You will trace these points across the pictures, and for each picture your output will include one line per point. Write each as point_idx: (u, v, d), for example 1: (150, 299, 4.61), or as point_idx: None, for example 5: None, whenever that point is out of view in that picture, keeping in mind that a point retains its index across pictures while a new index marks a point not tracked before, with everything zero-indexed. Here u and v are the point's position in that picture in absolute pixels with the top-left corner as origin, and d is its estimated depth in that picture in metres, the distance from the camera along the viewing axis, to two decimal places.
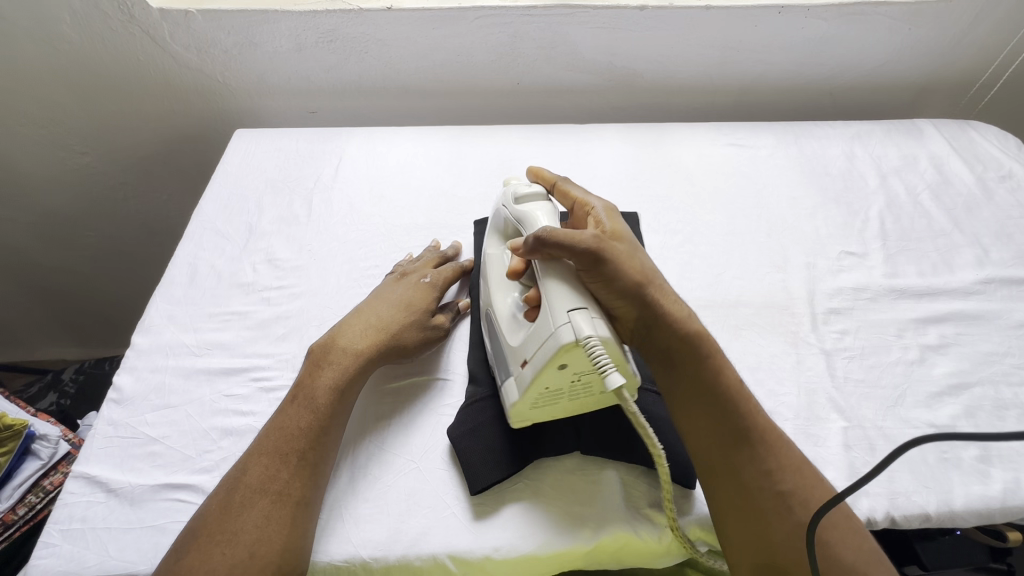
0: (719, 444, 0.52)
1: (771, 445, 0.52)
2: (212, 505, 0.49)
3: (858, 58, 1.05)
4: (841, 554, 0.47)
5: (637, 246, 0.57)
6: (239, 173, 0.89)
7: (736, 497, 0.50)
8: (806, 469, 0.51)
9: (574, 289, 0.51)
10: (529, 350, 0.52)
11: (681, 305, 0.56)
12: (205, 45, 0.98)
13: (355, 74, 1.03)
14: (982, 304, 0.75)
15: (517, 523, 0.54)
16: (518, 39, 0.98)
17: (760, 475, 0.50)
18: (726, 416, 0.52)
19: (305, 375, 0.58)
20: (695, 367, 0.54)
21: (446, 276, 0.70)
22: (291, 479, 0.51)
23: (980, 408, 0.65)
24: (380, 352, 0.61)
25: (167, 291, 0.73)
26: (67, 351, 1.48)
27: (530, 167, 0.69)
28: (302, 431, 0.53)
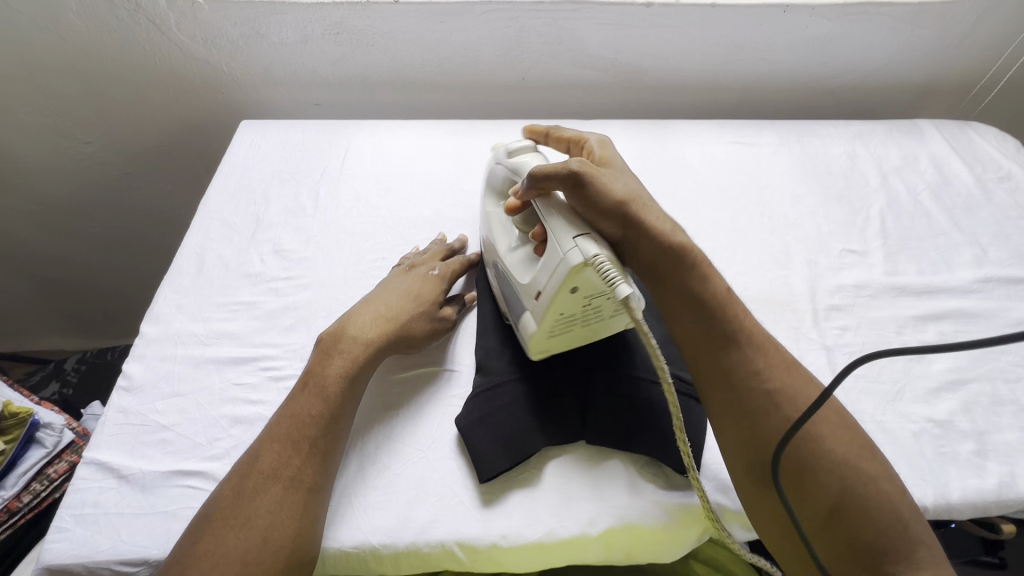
0: (712, 350, 0.54)
1: (757, 347, 0.54)
2: (224, 491, 0.50)
3: (860, 59, 1.06)
4: (827, 445, 0.49)
5: (625, 171, 0.62)
6: (245, 165, 0.89)
7: (726, 401, 0.53)
8: (796, 374, 0.52)
9: (570, 222, 0.53)
10: (540, 283, 0.54)
11: (670, 222, 0.59)
12: (212, 36, 0.98)
13: (360, 67, 1.03)
14: (980, 303, 0.76)
15: (524, 511, 0.55)
16: (525, 34, 0.98)
17: (751, 381, 0.52)
18: (716, 322, 0.55)
19: (317, 363, 0.58)
20: (687, 279, 0.56)
21: (452, 267, 0.71)
22: (303, 465, 0.51)
23: (977, 403, 0.66)
24: (390, 342, 0.61)
25: (175, 280, 0.73)
26: (74, 341, 1.48)
27: (526, 124, 0.73)
28: (314, 418, 0.54)
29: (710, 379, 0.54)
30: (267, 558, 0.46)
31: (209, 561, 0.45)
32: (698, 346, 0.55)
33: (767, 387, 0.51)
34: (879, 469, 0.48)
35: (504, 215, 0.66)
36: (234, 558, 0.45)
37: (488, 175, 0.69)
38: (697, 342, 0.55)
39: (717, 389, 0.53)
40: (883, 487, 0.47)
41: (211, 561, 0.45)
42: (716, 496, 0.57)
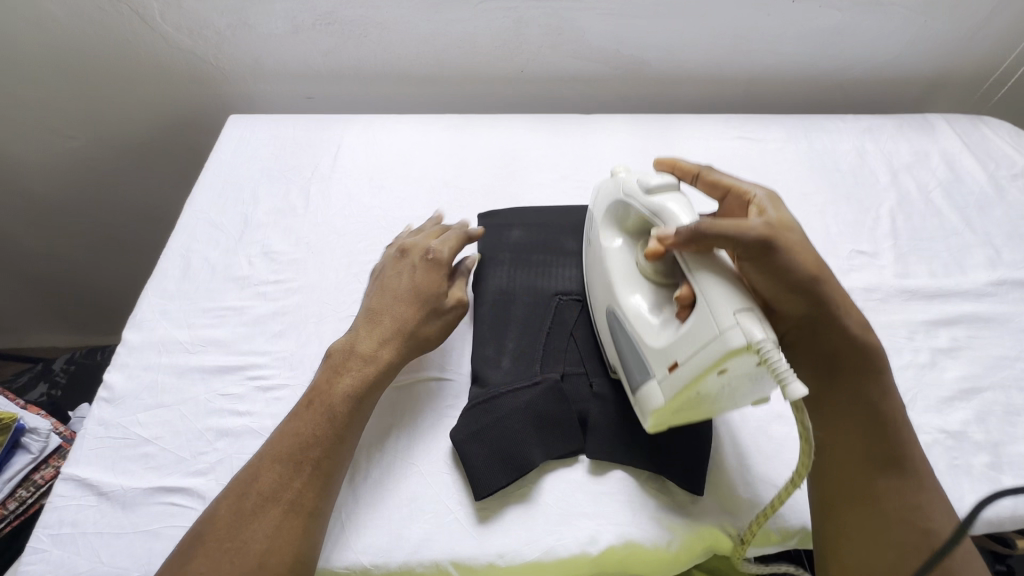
0: (862, 457, 0.51)
1: (916, 474, 0.50)
2: (218, 511, 0.47)
3: (870, 51, 1.02)
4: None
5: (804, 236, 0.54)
6: (233, 162, 0.86)
7: (860, 514, 0.49)
8: (939, 504, 0.49)
9: (735, 290, 0.46)
10: (681, 353, 0.48)
11: (855, 310, 0.55)
12: (198, 26, 0.94)
13: (353, 59, 0.99)
14: (993, 307, 0.74)
15: (520, 528, 0.53)
16: (523, 25, 0.95)
17: (901, 503, 0.48)
18: (874, 432, 0.51)
19: (323, 378, 0.56)
20: (853, 372, 0.53)
21: (451, 253, 0.66)
22: (304, 488, 0.49)
23: (991, 413, 0.64)
24: (397, 353, 0.59)
25: (159, 284, 0.70)
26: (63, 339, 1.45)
27: (662, 156, 0.64)
28: (319, 438, 0.51)
29: (848, 489, 0.50)
30: None
31: None
32: (856, 454, 0.51)
33: (911, 506, 0.48)
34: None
35: (629, 261, 0.58)
36: None
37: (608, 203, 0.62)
38: (847, 445, 0.52)
39: (845, 500, 0.50)
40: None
41: None
42: (721, 513, 0.54)
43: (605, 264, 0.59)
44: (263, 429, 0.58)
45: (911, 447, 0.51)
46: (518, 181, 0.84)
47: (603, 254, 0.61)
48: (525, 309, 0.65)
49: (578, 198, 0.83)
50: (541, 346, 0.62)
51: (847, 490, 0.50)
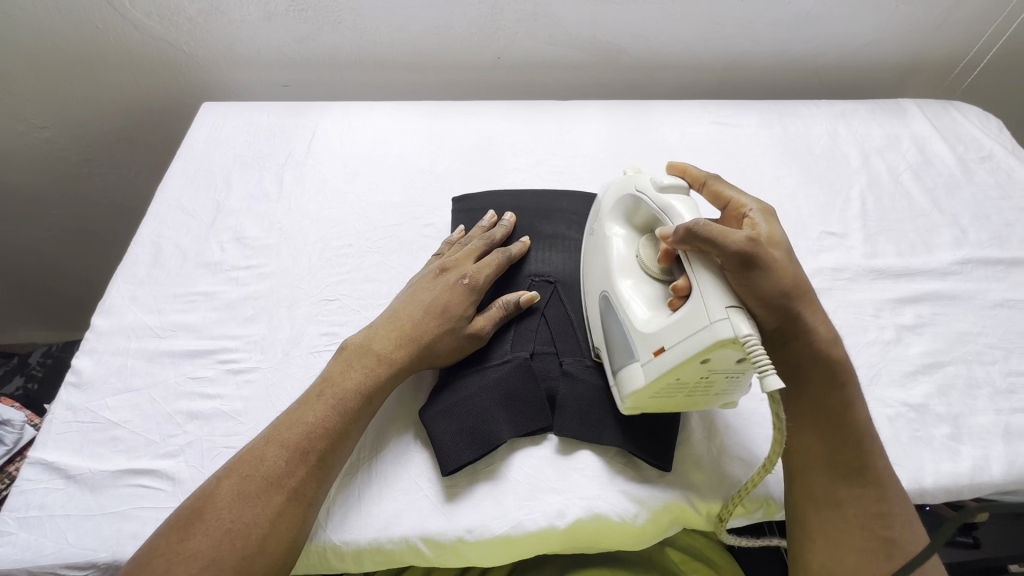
0: (828, 464, 0.51)
1: (883, 485, 0.50)
2: (218, 489, 0.47)
3: (843, 37, 1.03)
4: None
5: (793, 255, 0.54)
6: (206, 149, 0.85)
7: (826, 520, 0.50)
8: (908, 523, 0.49)
9: (725, 288, 0.48)
10: (671, 339, 0.49)
11: (830, 325, 0.54)
12: (168, 13, 0.93)
13: (328, 45, 0.99)
14: (958, 285, 0.75)
15: (488, 504, 0.53)
16: (499, 11, 0.95)
17: (867, 516, 0.49)
18: (840, 443, 0.51)
19: (337, 370, 0.56)
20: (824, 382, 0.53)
21: (490, 277, 0.63)
22: (307, 477, 0.49)
23: (952, 387, 0.66)
24: (406, 365, 0.58)
25: (129, 270, 0.70)
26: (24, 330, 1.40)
27: (675, 161, 0.66)
28: (327, 430, 0.52)
29: (813, 494, 0.51)
30: (260, 568, 0.45)
31: (181, 565, 0.43)
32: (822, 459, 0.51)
33: (877, 517, 0.49)
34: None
35: (628, 251, 0.59)
36: (225, 565, 0.44)
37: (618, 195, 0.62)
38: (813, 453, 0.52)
39: (813, 506, 0.51)
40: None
41: (183, 565, 0.43)
42: (688, 487, 0.55)
43: (604, 255, 0.60)
44: (233, 411, 0.58)
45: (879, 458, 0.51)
46: (493, 166, 0.84)
47: (603, 241, 0.61)
48: (498, 291, 0.66)
49: (552, 182, 0.83)
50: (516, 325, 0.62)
51: (817, 503, 0.51)
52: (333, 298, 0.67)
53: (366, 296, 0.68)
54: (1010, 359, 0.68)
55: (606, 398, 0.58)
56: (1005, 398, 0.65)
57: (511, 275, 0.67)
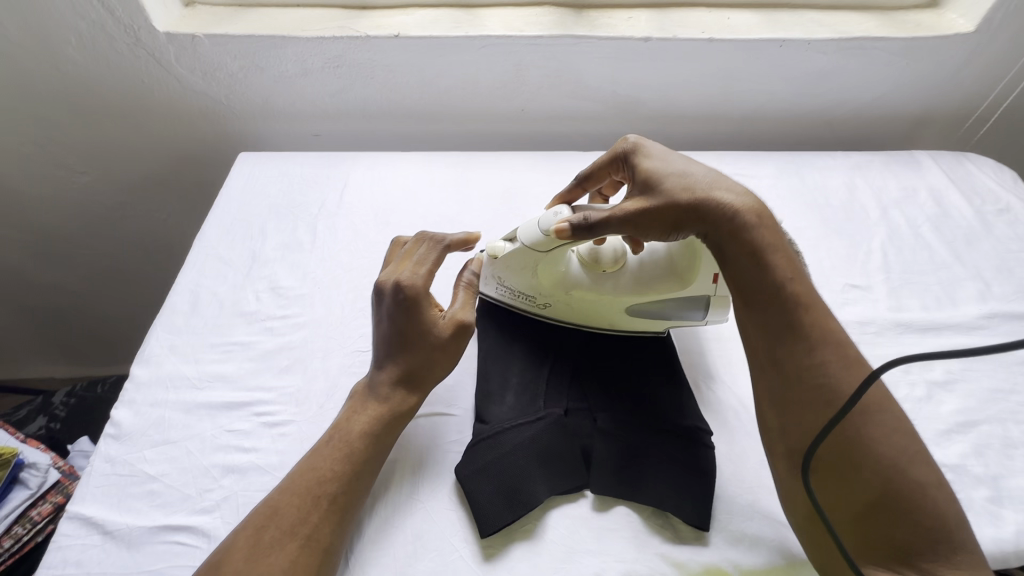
0: (765, 335, 0.53)
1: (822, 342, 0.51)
2: (237, 541, 0.48)
3: (855, 92, 1.07)
4: (877, 449, 0.47)
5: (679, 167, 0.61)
6: (243, 199, 0.88)
7: (774, 390, 0.52)
8: (852, 367, 0.50)
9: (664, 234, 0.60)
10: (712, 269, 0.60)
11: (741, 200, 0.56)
12: (211, 69, 0.98)
13: (360, 99, 1.03)
14: (986, 339, 0.76)
15: (525, 566, 0.53)
16: (524, 68, 0.99)
17: (804, 369, 0.51)
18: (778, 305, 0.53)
19: (342, 417, 0.57)
20: (745, 255, 0.54)
21: (430, 278, 0.61)
22: (320, 524, 0.50)
23: (989, 446, 0.65)
24: (407, 402, 0.59)
25: (168, 319, 0.71)
26: (83, 366, 1.51)
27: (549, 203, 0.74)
28: (336, 475, 0.52)
29: (769, 376, 0.52)
30: None
31: None
32: (762, 331, 0.53)
33: (811, 368, 0.50)
34: (936, 481, 0.47)
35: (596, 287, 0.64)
36: None
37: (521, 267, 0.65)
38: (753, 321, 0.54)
39: (773, 383, 0.52)
40: (934, 501, 0.46)
41: None
42: (727, 550, 0.54)
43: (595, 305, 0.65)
44: (269, 465, 0.58)
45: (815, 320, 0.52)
46: (520, 217, 0.86)
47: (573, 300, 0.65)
48: (526, 348, 0.66)
49: None
50: (542, 381, 0.63)
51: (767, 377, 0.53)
52: (366, 350, 0.68)
53: None
54: None
55: (638, 455, 0.58)
56: None
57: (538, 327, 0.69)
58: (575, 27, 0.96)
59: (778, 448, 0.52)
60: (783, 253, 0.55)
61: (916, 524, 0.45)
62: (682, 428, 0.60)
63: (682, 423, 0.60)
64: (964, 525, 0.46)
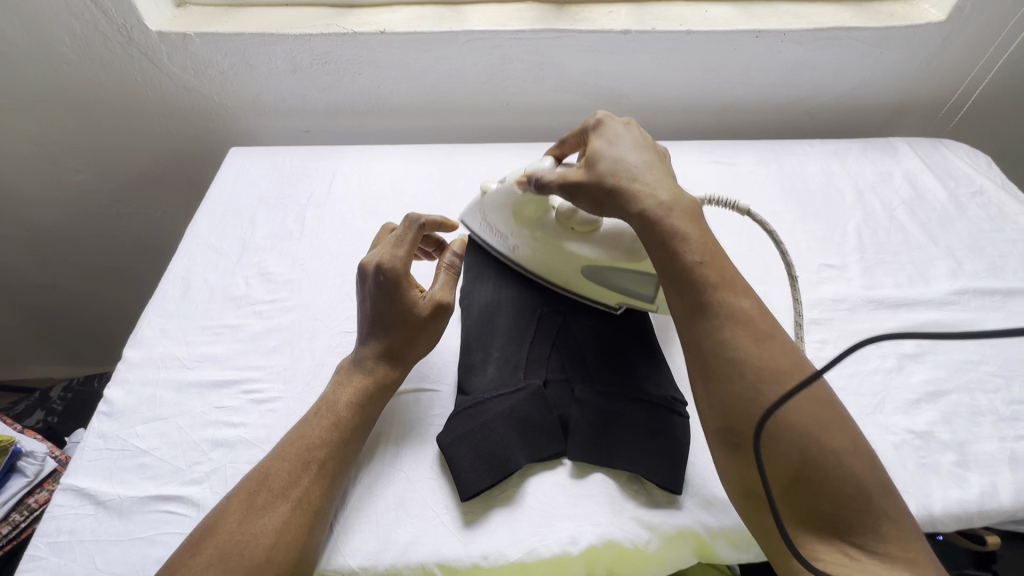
0: (680, 310, 0.55)
1: (738, 318, 0.52)
2: (230, 505, 0.50)
3: (832, 82, 1.10)
4: (794, 419, 0.48)
5: (617, 149, 0.64)
6: (234, 191, 0.90)
7: (693, 361, 0.53)
8: (768, 343, 0.50)
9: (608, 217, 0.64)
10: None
11: (660, 186, 0.59)
12: (202, 67, 1.01)
13: (349, 94, 1.06)
14: (956, 314, 0.78)
15: (504, 530, 0.54)
16: (507, 61, 1.02)
17: (718, 343, 0.51)
18: (688, 283, 0.54)
19: (330, 389, 0.59)
20: (657, 236, 0.56)
21: (411, 259, 0.62)
22: (310, 487, 0.52)
23: (956, 414, 0.67)
24: (390, 375, 0.60)
25: (160, 305, 0.74)
26: (79, 365, 1.53)
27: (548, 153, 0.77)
28: (324, 442, 0.54)
29: (690, 346, 0.53)
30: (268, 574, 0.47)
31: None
32: (681, 305, 0.54)
33: (726, 341, 0.51)
34: (855, 448, 0.48)
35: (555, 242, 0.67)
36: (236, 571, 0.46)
37: (501, 211, 0.72)
38: (670, 299, 0.56)
39: (692, 353, 0.53)
40: (852, 469, 0.47)
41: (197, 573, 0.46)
42: (699, 513, 0.56)
43: (553, 262, 0.68)
44: (257, 439, 0.60)
45: (733, 297, 0.53)
46: None
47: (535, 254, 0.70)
48: (506, 323, 0.68)
49: None
50: (521, 355, 0.65)
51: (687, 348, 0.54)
52: (351, 330, 0.70)
53: None
54: (1013, 387, 0.69)
55: (613, 424, 0.60)
56: (1009, 425, 0.66)
57: (517, 301, 0.71)
58: (556, 21, 0.99)
59: (711, 424, 0.51)
60: (701, 235, 0.56)
61: (839, 495, 0.46)
62: (655, 396, 0.62)
63: (654, 393, 0.62)
64: (887, 491, 0.47)
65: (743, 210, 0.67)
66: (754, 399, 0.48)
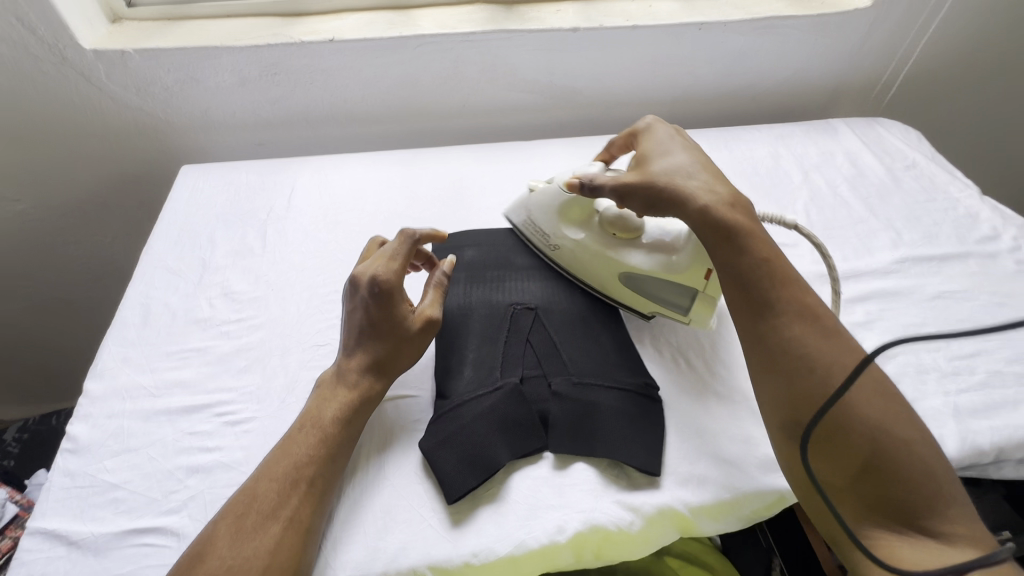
0: (745, 309, 0.59)
1: (802, 316, 0.56)
2: (218, 529, 0.50)
3: (773, 69, 1.15)
4: (862, 412, 0.51)
5: (670, 156, 0.69)
6: (189, 211, 0.88)
7: (759, 358, 0.57)
8: (834, 340, 0.55)
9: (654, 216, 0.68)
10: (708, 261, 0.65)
11: (717, 189, 0.64)
12: (143, 84, 0.97)
13: (301, 104, 1.04)
14: (900, 282, 0.83)
15: (494, 527, 0.55)
16: (461, 64, 1.02)
17: (785, 340, 0.55)
18: (756, 282, 0.58)
19: (312, 404, 0.59)
20: (721, 237, 0.61)
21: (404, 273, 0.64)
22: (300, 506, 0.51)
23: (904, 374, 0.71)
24: (373, 388, 0.60)
25: (119, 334, 0.71)
26: (33, 405, 1.45)
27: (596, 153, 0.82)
28: (311, 459, 0.54)
29: (755, 344, 0.57)
30: None
31: None
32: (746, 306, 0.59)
33: (791, 340, 0.55)
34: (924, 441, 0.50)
35: (596, 247, 0.71)
36: None
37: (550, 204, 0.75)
38: (735, 298, 0.60)
39: (756, 351, 0.57)
40: (920, 460, 0.49)
41: None
42: (678, 491, 0.58)
43: (591, 264, 0.72)
44: (234, 461, 0.59)
45: (795, 298, 0.57)
46: (467, 206, 0.89)
47: (578, 253, 0.73)
48: (479, 325, 0.69)
49: None
50: (496, 354, 0.66)
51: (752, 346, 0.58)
52: (324, 343, 0.70)
53: None
54: (952, 344, 0.74)
55: (591, 414, 0.61)
56: (952, 380, 0.71)
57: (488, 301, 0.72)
58: (505, 21, 1.00)
59: (775, 421, 0.55)
60: (759, 239, 0.61)
61: (907, 487, 0.49)
62: (628, 384, 0.64)
63: (628, 380, 0.64)
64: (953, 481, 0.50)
65: (790, 226, 0.72)
66: (820, 392, 0.52)
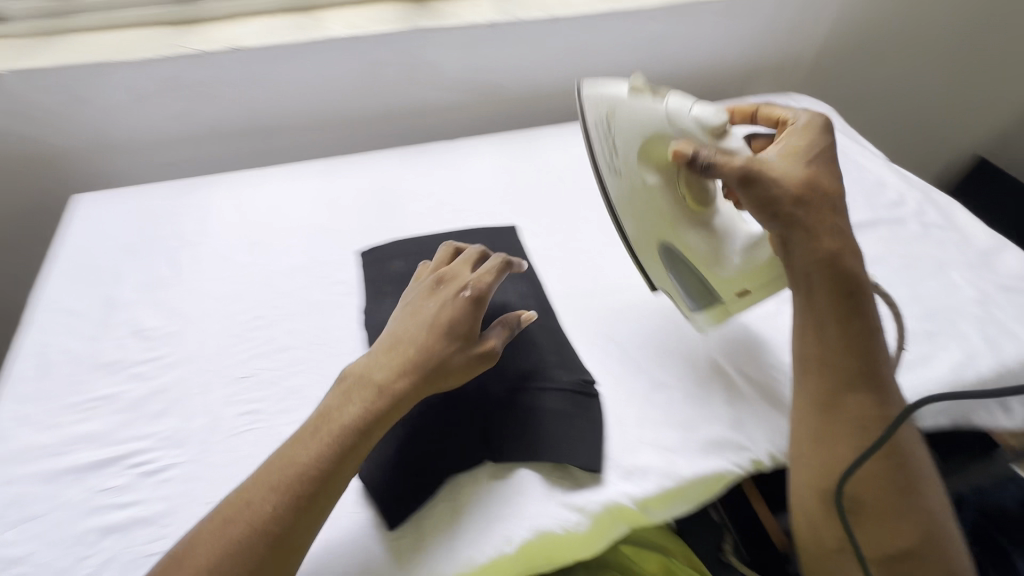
0: (839, 363, 0.53)
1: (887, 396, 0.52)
2: (195, 540, 0.46)
3: (691, 53, 1.17)
4: None
5: (818, 169, 0.58)
6: (88, 244, 0.81)
7: (829, 409, 0.52)
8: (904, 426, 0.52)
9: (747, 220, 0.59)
10: (754, 283, 0.63)
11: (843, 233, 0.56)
12: (23, 107, 0.89)
13: (208, 119, 0.97)
14: None
15: (438, 549, 0.54)
16: (378, 66, 0.98)
17: (867, 411, 0.51)
18: (857, 348, 0.53)
19: (335, 403, 0.53)
20: (835, 288, 0.54)
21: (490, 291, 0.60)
22: (290, 526, 0.47)
23: None
24: (399, 406, 0.53)
25: (14, 389, 0.65)
26: None
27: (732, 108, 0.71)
28: (315, 465, 0.49)
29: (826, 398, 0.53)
30: None
31: None
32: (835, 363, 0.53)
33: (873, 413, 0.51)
34: None
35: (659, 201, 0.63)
36: None
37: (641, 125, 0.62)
38: (825, 355, 0.54)
39: (832, 402, 0.52)
40: None
41: None
42: (621, 485, 0.58)
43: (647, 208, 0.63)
44: (153, 515, 0.55)
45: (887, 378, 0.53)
46: (394, 215, 0.86)
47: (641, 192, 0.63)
48: None
49: (453, 222, 0.85)
50: None
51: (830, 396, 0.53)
52: (247, 375, 0.66)
53: (281, 366, 0.66)
54: None
55: (530, 417, 0.61)
56: None
57: None
58: (419, 19, 0.97)
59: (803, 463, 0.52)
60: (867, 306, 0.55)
61: None
62: (565, 382, 0.64)
63: (564, 379, 0.64)
64: None
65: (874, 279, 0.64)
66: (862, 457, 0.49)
